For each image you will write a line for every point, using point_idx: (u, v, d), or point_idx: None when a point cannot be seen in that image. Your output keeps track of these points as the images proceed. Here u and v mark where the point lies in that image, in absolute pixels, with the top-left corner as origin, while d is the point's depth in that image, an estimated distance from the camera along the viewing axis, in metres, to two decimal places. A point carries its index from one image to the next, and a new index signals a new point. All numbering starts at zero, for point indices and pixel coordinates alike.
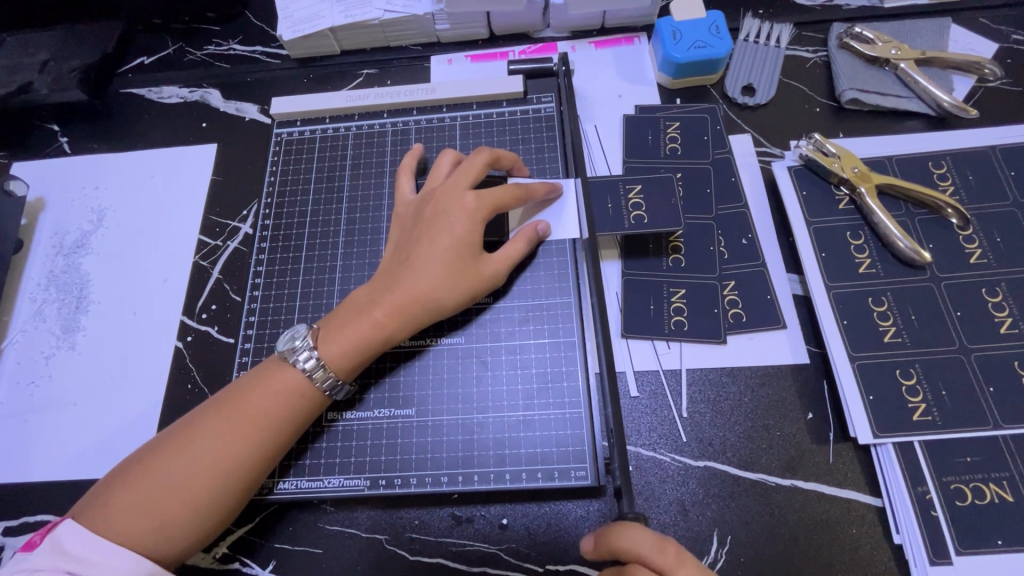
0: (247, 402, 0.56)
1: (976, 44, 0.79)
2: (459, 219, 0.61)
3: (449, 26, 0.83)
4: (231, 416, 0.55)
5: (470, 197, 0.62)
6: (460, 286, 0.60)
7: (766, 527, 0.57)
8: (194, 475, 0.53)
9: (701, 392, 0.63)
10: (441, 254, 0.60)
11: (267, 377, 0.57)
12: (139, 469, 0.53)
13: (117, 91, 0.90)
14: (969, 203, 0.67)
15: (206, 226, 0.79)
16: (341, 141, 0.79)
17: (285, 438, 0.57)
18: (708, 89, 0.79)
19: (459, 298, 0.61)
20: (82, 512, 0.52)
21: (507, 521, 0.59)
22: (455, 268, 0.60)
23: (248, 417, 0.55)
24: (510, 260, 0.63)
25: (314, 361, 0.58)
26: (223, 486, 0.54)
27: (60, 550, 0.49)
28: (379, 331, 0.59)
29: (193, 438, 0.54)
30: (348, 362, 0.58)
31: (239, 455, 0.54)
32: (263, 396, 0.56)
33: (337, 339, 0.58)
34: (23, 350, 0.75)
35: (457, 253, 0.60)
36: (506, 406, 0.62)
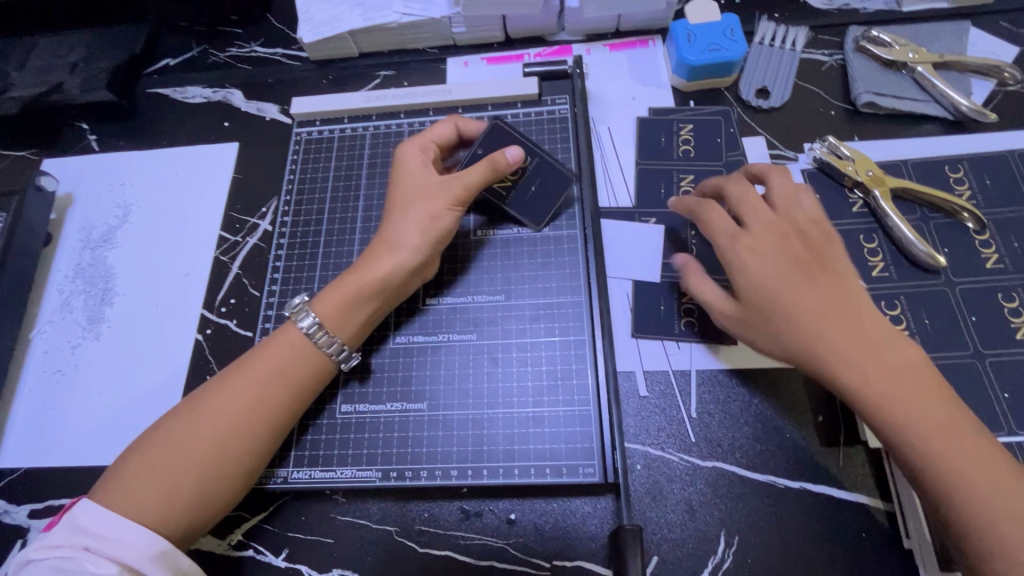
0: (252, 366, 0.58)
1: (996, 48, 0.78)
2: (408, 168, 0.66)
3: (466, 29, 0.85)
4: (240, 389, 0.57)
5: (411, 147, 0.68)
6: (421, 220, 0.63)
7: (774, 529, 0.57)
8: (208, 451, 0.54)
9: (710, 393, 0.63)
10: (402, 198, 0.65)
11: (273, 342, 0.60)
12: (152, 450, 0.54)
13: (143, 91, 0.93)
14: (985, 207, 0.67)
15: (227, 223, 0.82)
16: (358, 140, 0.81)
17: (291, 403, 0.58)
18: (722, 92, 0.79)
19: (421, 230, 0.62)
20: (100, 489, 0.54)
21: (515, 517, 0.60)
22: (410, 202, 0.64)
23: (253, 381, 0.57)
24: (466, 184, 0.64)
25: (316, 327, 0.60)
26: (235, 461, 0.55)
27: (78, 527, 0.51)
28: (354, 276, 0.62)
29: (204, 414, 0.55)
30: (331, 308, 0.61)
31: (254, 428, 0.56)
32: (272, 366, 0.58)
33: (327, 294, 0.62)
34: (50, 340, 0.78)
35: (411, 199, 0.64)
36: (516, 402, 0.62)
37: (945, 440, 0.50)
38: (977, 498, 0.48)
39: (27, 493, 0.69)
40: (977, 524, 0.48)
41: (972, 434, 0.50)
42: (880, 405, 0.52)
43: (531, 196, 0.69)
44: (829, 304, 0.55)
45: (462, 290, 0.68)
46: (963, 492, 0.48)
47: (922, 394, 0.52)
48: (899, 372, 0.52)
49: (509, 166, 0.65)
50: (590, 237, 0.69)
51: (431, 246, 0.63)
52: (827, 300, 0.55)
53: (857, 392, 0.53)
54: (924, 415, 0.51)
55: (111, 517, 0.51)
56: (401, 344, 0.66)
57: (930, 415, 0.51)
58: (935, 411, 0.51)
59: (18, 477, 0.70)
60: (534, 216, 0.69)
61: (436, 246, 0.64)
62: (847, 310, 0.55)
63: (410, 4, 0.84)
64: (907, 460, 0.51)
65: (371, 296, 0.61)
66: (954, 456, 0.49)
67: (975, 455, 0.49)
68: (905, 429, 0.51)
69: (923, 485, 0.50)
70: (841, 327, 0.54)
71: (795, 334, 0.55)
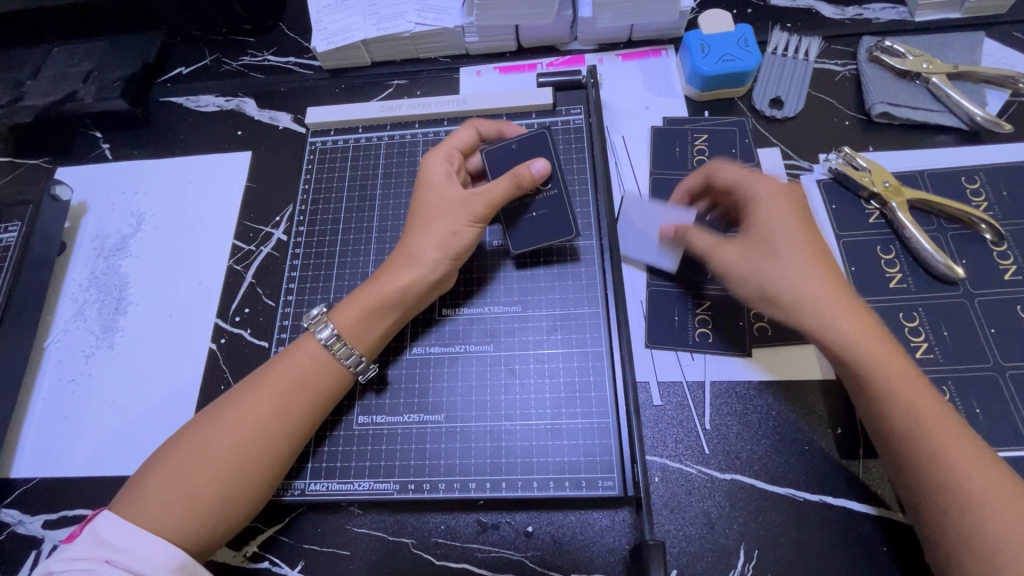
0: (271, 378, 0.58)
1: (1010, 59, 0.78)
2: (431, 181, 0.66)
3: (479, 39, 0.85)
4: (261, 400, 0.57)
5: (435, 159, 0.67)
6: (440, 236, 0.63)
7: (794, 543, 0.57)
8: (229, 462, 0.54)
9: (728, 405, 0.63)
10: (424, 213, 0.65)
11: (292, 354, 0.60)
12: (173, 461, 0.54)
13: (157, 100, 0.93)
14: (1002, 218, 0.67)
15: (240, 232, 0.82)
16: (372, 150, 0.81)
17: (311, 416, 0.58)
18: (736, 102, 0.79)
19: (440, 247, 0.63)
20: (120, 502, 0.53)
21: (533, 529, 0.59)
22: (430, 217, 0.64)
23: (273, 394, 0.57)
24: (487, 200, 0.63)
25: (336, 339, 0.60)
26: (255, 475, 0.55)
27: (100, 540, 0.50)
28: (373, 287, 0.62)
29: (224, 428, 0.55)
30: (349, 318, 0.61)
31: (275, 439, 0.56)
32: (293, 377, 0.58)
33: (346, 306, 0.62)
34: (64, 348, 0.78)
35: (429, 212, 0.65)
36: (534, 414, 0.62)
37: (941, 424, 0.51)
38: (963, 484, 0.48)
39: (41, 503, 0.69)
40: (957, 508, 0.48)
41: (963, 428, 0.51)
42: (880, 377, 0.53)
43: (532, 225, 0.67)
44: (838, 281, 0.56)
45: (478, 301, 0.68)
46: (951, 476, 0.49)
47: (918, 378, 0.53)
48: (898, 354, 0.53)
49: (532, 183, 0.63)
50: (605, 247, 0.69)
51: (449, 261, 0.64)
52: (832, 282, 0.56)
53: (860, 365, 0.53)
54: (920, 397, 0.52)
55: (131, 530, 0.51)
56: (417, 355, 0.66)
57: (926, 405, 0.51)
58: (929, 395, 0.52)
59: (32, 487, 0.70)
60: (523, 245, 0.67)
61: (454, 262, 0.64)
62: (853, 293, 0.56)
63: (424, 14, 0.84)
64: (907, 440, 0.51)
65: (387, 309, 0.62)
66: (943, 440, 0.50)
67: (962, 444, 0.50)
68: (899, 409, 0.51)
69: (911, 469, 0.51)
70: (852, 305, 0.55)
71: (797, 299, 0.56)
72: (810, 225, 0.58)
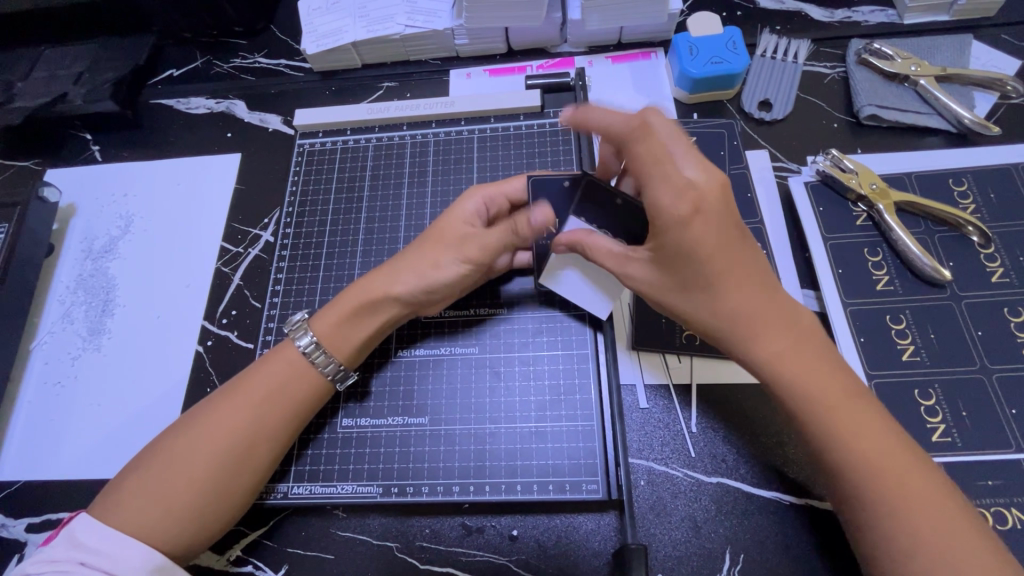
0: (249, 385, 0.58)
1: (999, 61, 0.78)
2: (456, 211, 0.62)
3: (469, 41, 0.85)
4: (241, 406, 0.56)
5: (476, 193, 0.63)
6: (428, 269, 0.60)
7: (780, 547, 0.56)
8: (207, 468, 0.54)
9: (715, 408, 0.62)
10: (431, 239, 0.62)
11: (270, 360, 0.60)
12: (152, 466, 0.54)
13: (147, 102, 0.93)
14: (989, 221, 0.67)
15: (229, 234, 0.81)
16: (361, 152, 0.81)
17: (289, 422, 0.58)
18: (725, 104, 0.79)
19: (422, 278, 0.60)
20: (98, 507, 0.53)
21: (517, 533, 0.59)
22: (433, 248, 0.61)
23: (251, 400, 0.57)
24: (485, 247, 0.61)
25: (313, 345, 0.60)
26: (232, 480, 0.55)
27: (75, 542, 0.50)
28: (352, 299, 0.61)
29: (200, 435, 0.55)
30: (326, 329, 0.60)
31: (254, 444, 0.56)
32: (273, 383, 0.58)
33: (328, 313, 0.62)
34: (51, 350, 0.77)
35: (432, 241, 0.61)
36: (519, 417, 0.62)
37: (865, 438, 0.47)
38: (884, 502, 0.45)
39: (24, 506, 0.68)
40: (878, 525, 0.46)
41: (893, 439, 0.47)
42: (793, 394, 0.49)
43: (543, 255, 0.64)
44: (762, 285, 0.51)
45: (465, 303, 0.67)
46: (868, 494, 0.46)
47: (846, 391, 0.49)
48: (818, 366, 0.49)
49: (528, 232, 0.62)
50: None
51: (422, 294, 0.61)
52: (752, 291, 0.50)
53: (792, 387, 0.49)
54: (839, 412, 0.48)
55: (108, 534, 0.50)
56: (402, 358, 0.66)
57: (846, 421, 0.48)
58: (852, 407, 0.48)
59: (15, 490, 0.69)
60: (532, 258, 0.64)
61: (432, 294, 0.61)
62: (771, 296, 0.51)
63: (413, 16, 0.84)
64: (823, 453, 0.48)
65: (362, 330, 0.61)
66: (859, 456, 0.47)
67: (891, 459, 0.46)
68: (818, 427, 0.48)
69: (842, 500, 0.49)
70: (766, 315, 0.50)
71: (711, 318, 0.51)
72: (718, 235, 0.49)
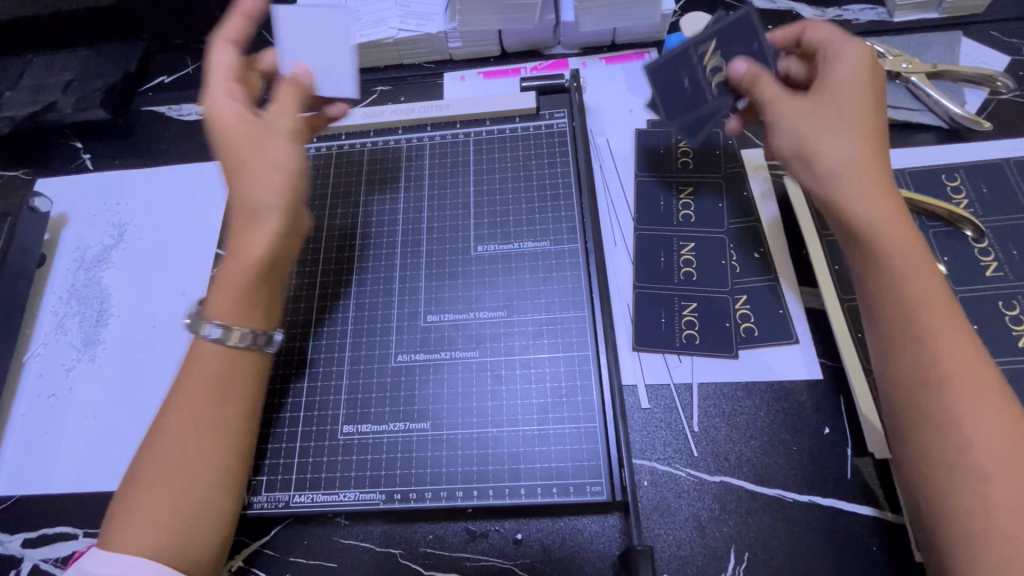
0: (182, 388, 0.55)
1: (988, 57, 0.79)
2: (227, 123, 0.58)
3: (462, 44, 0.85)
4: (194, 403, 0.54)
5: (218, 97, 0.59)
6: (267, 174, 0.57)
7: (785, 545, 0.56)
8: (186, 474, 0.52)
9: (716, 407, 0.62)
10: (242, 158, 0.57)
11: (190, 360, 0.56)
12: (130, 494, 0.52)
13: (138, 110, 0.92)
14: (983, 215, 0.67)
15: (224, 241, 0.81)
16: (356, 157, 0.80)
17: (240, 407, 0.56)
18: None
19: (276, 188, 0.57)
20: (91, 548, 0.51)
21: (522, 536, 0.59)
22: (267, 155, 0.57)
23: (192, 398, 0.54)
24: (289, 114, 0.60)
25: (224, 329, 0.56)
26: (209, 478, 0.53)
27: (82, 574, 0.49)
28: (244, 267, 0.56)
29: (159, 447, 0.53)
30: (235, 306, 0.56)
31: (221, 436, 0.54)
32: (213, 370, 0.55)
33: (224, 296, 0.57)
34: (45, 363, 0.76)
35: (247, 154, 0.57)
36: (521, 419, 0.62)
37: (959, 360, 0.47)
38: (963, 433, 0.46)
39: (18, 521, 0.67)
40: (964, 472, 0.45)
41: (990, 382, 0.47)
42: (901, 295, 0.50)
43: (677, 91, 0.67)
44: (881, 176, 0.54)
45: (465, 307, 0.68)
46: (951, 419, 0.46)
47: (955, 326, 0.49)
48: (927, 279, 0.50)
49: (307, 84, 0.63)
50: (634, 269, 0.70)
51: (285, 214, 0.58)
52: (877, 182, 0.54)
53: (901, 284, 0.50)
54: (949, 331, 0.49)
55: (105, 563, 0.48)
56: (403, 363, 0.66)
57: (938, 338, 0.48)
58: (956, 329, 0.48)
59: (10, 506, 0.68)
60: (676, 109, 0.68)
61: (294, 209, 0.58)
62: (891, 192, 0.54)
63: (407, 20, 0.84)
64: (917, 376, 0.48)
65: (267, 292, 0.59)
66: (956, 380, 0.47)
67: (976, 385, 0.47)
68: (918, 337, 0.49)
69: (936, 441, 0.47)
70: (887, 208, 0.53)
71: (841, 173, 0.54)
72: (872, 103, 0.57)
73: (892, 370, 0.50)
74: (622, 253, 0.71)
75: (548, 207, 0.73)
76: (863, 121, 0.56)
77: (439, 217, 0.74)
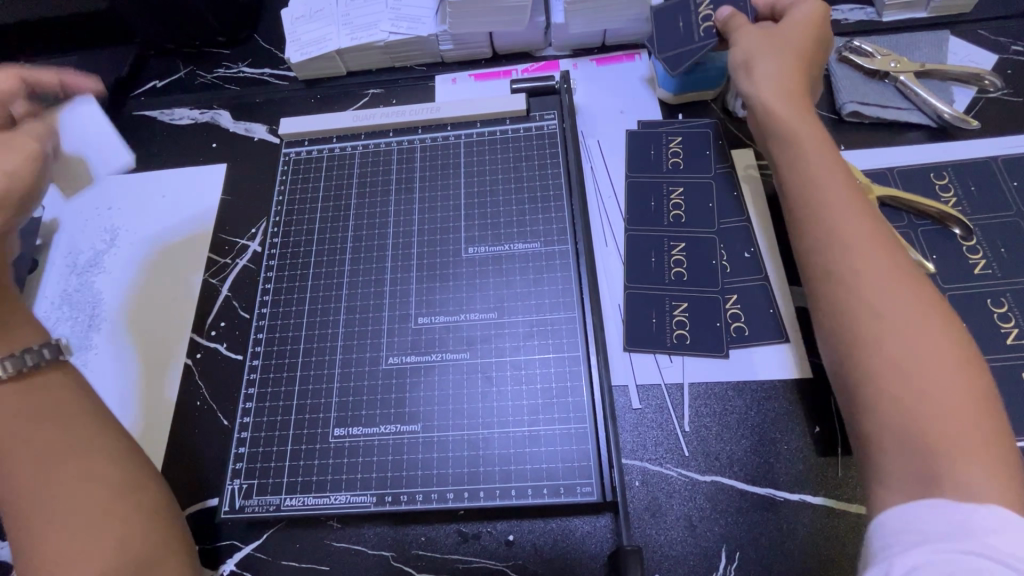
0: (24, 432, 0.54)
1: (976, 56, 0.79)
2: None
3: (453, 46, 0.86)
4: (32, 451, 0.53)
5: None
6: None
7: (776, 544, 0.56)
8: (82, 495, 0.52)
9: (707, 406, 0.63)
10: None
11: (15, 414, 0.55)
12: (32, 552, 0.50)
13: (130, 114, 0.92)
14: (972, 213, 0.68)
15: (216, 244, 0.81)
16: (347, 160, 0.80)
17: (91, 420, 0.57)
18: (708, 104, 0.80)
19: None
20: None
21: (514, 538, 0.59)
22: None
23: (46, 429, 0.55)
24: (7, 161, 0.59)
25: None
26: (115, 478, 0.55)
27: None
28: None
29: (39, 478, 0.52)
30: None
31: (102, 445, 0.56)
32: (43, 406, 0.56)
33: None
34: None
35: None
36: (512, 421, 0.62)
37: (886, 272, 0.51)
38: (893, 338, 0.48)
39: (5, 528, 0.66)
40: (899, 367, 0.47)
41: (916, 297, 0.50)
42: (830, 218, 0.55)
43: (673, 30, 0.75)
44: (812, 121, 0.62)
45: (455, 309, 0.68)
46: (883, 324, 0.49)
47: (880, 248, 0.53)
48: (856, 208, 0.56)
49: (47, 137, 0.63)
50: (624, 270, 0.70)
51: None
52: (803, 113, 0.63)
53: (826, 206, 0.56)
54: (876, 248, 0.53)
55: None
56: (394, 365, 0.66)
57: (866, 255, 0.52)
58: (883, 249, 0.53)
59: None
60: (667, 48, 0.74)
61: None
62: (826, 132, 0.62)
63: (397, 23, 0.84)
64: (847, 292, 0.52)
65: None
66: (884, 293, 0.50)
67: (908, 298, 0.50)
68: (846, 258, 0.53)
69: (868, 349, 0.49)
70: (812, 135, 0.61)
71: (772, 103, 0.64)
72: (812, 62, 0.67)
73: (817, 283, 0.55)
74: (612, 254, 0.71)
75: (539, 210, 0.73)
76: (800, 69, 0.65)
77: (429, 220, 0.74)
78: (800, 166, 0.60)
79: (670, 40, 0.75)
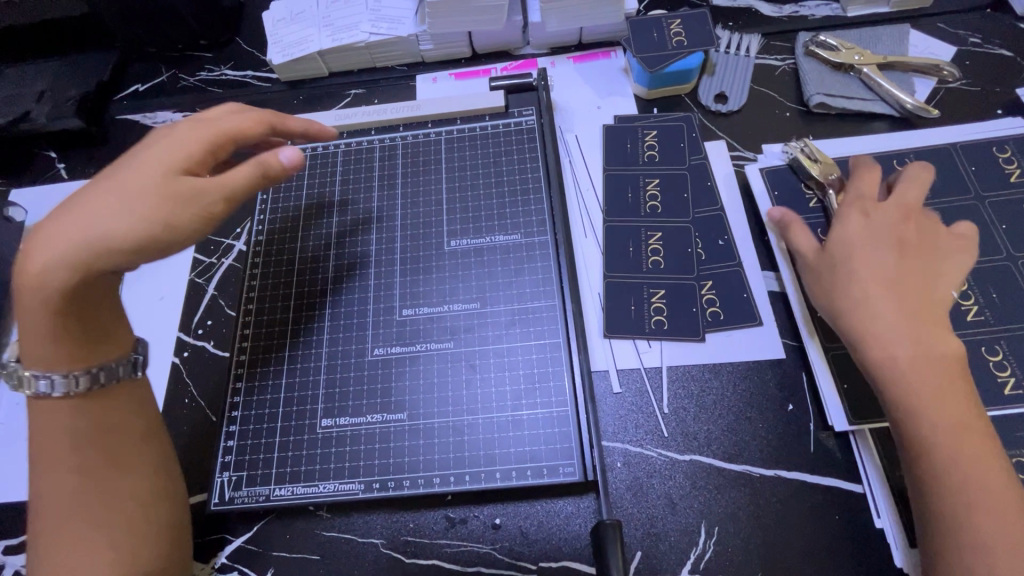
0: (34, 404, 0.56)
1: (935, 48, 0.82)
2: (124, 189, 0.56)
3: (433, 46, 0.87)
4: (52, 444, 0.55)
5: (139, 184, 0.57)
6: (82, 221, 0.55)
7: (753, 518, 0.58)
8: (99, 497, 0.55)
9: (685, 388, 0.65)
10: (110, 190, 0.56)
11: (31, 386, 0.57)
12: (49, 540, 0.53)
13: (112, 119, 0.92)
14: (933, 197, 0.70)
15: (202, 244, 0.82)
16: (330, 158, 0.81)
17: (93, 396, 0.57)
18: (682, 98, 0.82)
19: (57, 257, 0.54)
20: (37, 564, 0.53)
21: (500, 521, 0.60)
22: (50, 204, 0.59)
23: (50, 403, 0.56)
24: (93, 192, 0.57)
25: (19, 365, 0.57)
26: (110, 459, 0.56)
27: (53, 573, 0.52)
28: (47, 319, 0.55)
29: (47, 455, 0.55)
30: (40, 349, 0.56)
31: (98, 424, 0.57)
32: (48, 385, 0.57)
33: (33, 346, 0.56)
34: None
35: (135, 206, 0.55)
36: (495, 407, 0.63)
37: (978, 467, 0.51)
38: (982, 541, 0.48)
39: None
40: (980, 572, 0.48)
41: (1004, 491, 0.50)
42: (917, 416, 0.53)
43: (648, 39, 0.80)
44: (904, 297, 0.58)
45: (440, 300, 0.69)
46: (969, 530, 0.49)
47: (977, 446, 0.52)
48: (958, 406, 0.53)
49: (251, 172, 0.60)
50: (603, 260, 0.72)
51: (142, 247, 0.55)
52: (908, 312, 0.57)
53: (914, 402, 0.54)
54: (977, 468, 0.51)
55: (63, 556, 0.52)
56: (380, 356, 0.67)
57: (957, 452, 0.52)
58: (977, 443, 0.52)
59: None
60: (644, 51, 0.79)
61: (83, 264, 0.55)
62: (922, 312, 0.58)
63: (378, 24, 0.86)
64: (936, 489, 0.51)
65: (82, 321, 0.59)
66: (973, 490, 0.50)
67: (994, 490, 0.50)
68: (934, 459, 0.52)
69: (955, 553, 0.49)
70: (914, 332, 0.56)
71: (870, 338, 0.57)
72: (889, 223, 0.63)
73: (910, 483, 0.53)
74: (591, 245, 0.73)
75: (520, 204, 0.75)
76: (881, 247, 0.61)
77: (412, 215, 0.76)
78: (885, 369, 0.56)
79: (646, 45, 0.79)
